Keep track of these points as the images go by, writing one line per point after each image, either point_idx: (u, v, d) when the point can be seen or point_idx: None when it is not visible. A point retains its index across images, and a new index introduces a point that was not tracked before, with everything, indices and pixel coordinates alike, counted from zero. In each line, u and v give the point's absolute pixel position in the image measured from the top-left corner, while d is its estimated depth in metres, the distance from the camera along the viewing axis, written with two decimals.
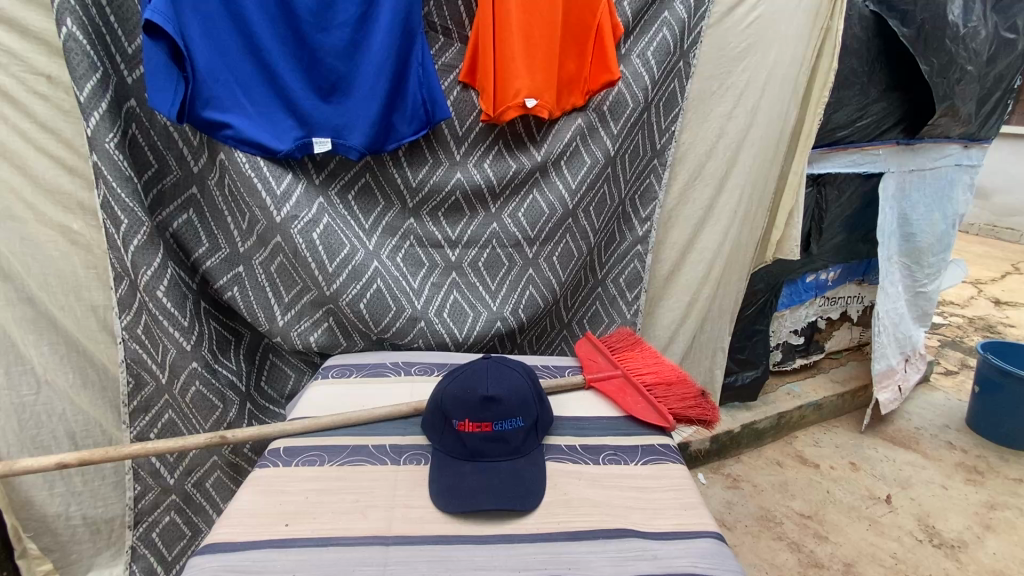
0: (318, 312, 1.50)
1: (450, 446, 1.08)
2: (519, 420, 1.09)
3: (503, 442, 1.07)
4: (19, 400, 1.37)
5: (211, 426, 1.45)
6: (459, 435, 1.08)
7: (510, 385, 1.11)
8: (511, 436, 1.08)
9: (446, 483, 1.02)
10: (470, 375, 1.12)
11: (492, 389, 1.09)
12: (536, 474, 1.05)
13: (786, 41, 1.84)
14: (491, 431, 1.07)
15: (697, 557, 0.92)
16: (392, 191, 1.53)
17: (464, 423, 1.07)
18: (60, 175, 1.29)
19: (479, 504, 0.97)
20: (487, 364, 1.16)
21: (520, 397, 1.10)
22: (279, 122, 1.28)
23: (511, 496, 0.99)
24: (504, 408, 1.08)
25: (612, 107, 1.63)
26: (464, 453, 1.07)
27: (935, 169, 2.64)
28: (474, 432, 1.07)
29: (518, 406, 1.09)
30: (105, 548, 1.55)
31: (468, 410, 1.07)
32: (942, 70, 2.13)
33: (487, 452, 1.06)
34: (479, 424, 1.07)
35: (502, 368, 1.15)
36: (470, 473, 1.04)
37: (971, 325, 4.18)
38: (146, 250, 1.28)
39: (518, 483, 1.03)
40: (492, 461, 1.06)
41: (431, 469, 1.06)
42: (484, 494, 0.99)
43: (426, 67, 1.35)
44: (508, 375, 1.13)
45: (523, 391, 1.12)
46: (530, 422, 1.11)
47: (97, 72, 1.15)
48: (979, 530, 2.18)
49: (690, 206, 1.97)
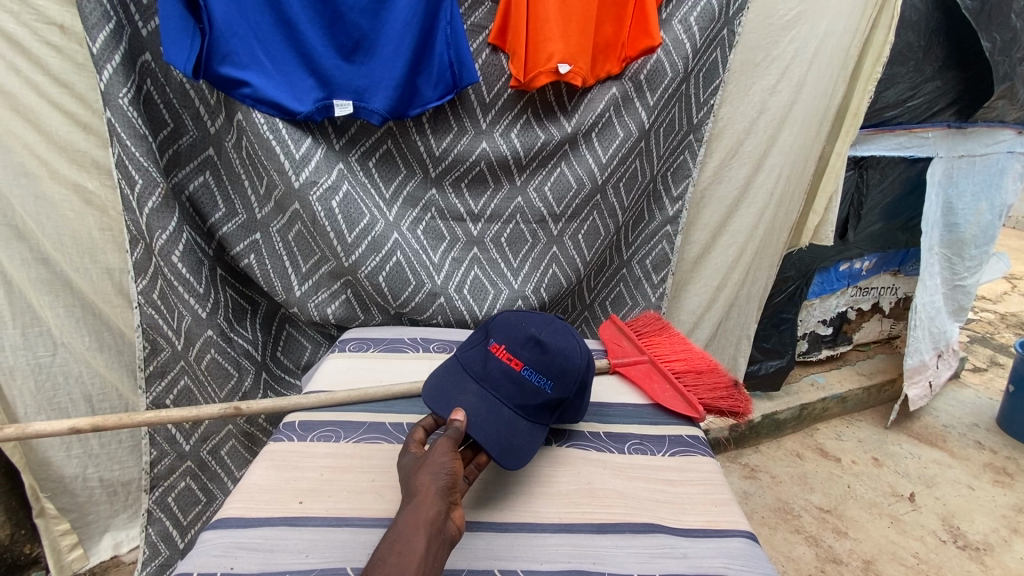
0: (336, 284, 1.46)
1: (471, 362, 1.03)
2: (548, 384, 1.00)
3: (518, 390, 0.99)
4: (36, 361, 1.36)
5: (226, 396, 1.43)
6: (486, 354, 1.02)
7: (566, 347, 1.03)
8: (530, 391, 0.99)
9: (444, 394, 0.98)
10: (533, 315, 1.06)
11: (546, 336, 1.02)
12: (525, 442, 0.96)
13: (840, 8, 1.70)
14: (516, 371, 0.99)
15: (730, 557, 0.86)
16: (414, 160, 1.47)
17: (497, 346, 1.02)
18: (74, 132, 1.24)
19: (467, 427, 0.92)
20: (560, 319, 1.10)
21: (567, 366, 1.02)
22: (299, 82, 1.21)
23: (495, 441, 0.93)
24: (543, 361, 1.00)
25: (650, 75, 1.53)
26: (477, 375, 1.01)
27: (986, 155, 2.47)
28: (501, 362, 1.00)
29: (558, 372, 1.01)
30: (122, 510, 1.59)
31: (512, 341, 1.01)
32: (1004, 47, 2.00)
33: (498, 387, 0.99)
34: (512, 357, 1.00)
35: (569, 329, 1.08)
36: (470, 394, 0.98)
37: (1003, 321, 4.02)
38: (161, 213, 1.23)
39: (506, 435, 0.94)
40: (496, 397, 0.98)
41: (434, 377, 1.03)
42: (473, 421, 0.93)
43: (455, 27, 1.26)
44: (573, 339, 1.06)
45: (573, 362, 1.03)
46: (558, 396, 1.01)
47: (110, 21, 1.09)
48: (1006, 533, 2.11)
49: (725, 185, 1.87)
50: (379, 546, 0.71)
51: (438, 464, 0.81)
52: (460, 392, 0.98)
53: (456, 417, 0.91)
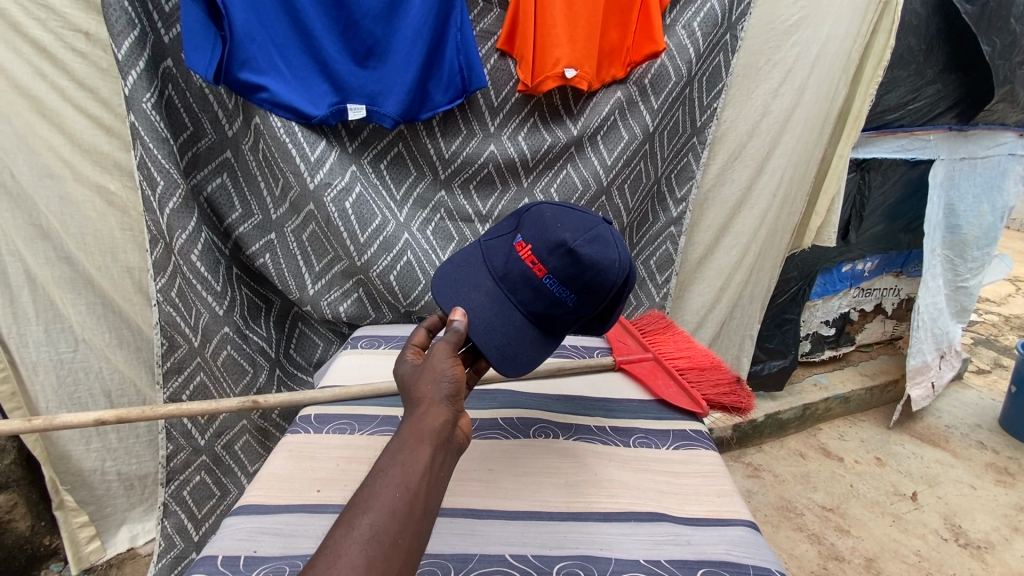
0: (348, 283, 1.50)
1: (495, 258, 1.04)
2: (568, 296, 0.98)
3: (534, 295, 0.98)
4: (58, 356, 1.41)
5: (242, 390, 1.48)
6: (511, 252, 1.02)
7: (599, 261, 0.98)
8: (547, 298, 0.98)
9: (461, 286, 1.01)
10: (573, 221, 1.01)
11: (578, 246, 0.97)
12: (529, 350, 0.98)
13: (841, 14, 1.73)
14: (536, 278, 0.98)
15: (731, 544, 0.89)
16: (424, 162, 1.51)
17: (524, 247, 1.00)
18: (97, 135, 1.29)
19: (468, 328, 0.92)
20: (606, 228, 1.03)
21: (597, 282, 0.98)
22: (314, 87, 1.26)
23: (495, 346, 0.95)
24: (567, 273, 0.97)
25: (654, 80, 1.56)
26: (498, 272, 1.01)
27: (987, 158, 2.50)
28: (524, 264, 0.99)
29: (583, 287, 0.98)
30: (138, 504, 1.63)
31: (540, 246, 0.99)
32: (1004, 51, 2.03)
33: (516, 289, 0.99)
34: (536, 262, 0.99)
35: (612, 241, 1.02)
36: (484, 292, 1.00)
37: (1006, 324, 4.03)
38: (181, 213, 1.27)
39: (510, 341, 0.96)
40: (510, 297, 0.99)
41: (453, 268, 1.05)
42: (476, 320, 0.96)
43: (465, 32, 1.30)
44: (612, 253, 1.00)
45: (602, 279, 0.98)
46: (576, 309, 0.99)
47: (135, 29, 1.13)
48: (1007, 532, 2.13)
49: (728, 186, 1.90)
50: (380, 452, 0.66)
51: (441, 372, 0.76)
52: (475, 287, 1.00)
53: (455, 318, 0.89)
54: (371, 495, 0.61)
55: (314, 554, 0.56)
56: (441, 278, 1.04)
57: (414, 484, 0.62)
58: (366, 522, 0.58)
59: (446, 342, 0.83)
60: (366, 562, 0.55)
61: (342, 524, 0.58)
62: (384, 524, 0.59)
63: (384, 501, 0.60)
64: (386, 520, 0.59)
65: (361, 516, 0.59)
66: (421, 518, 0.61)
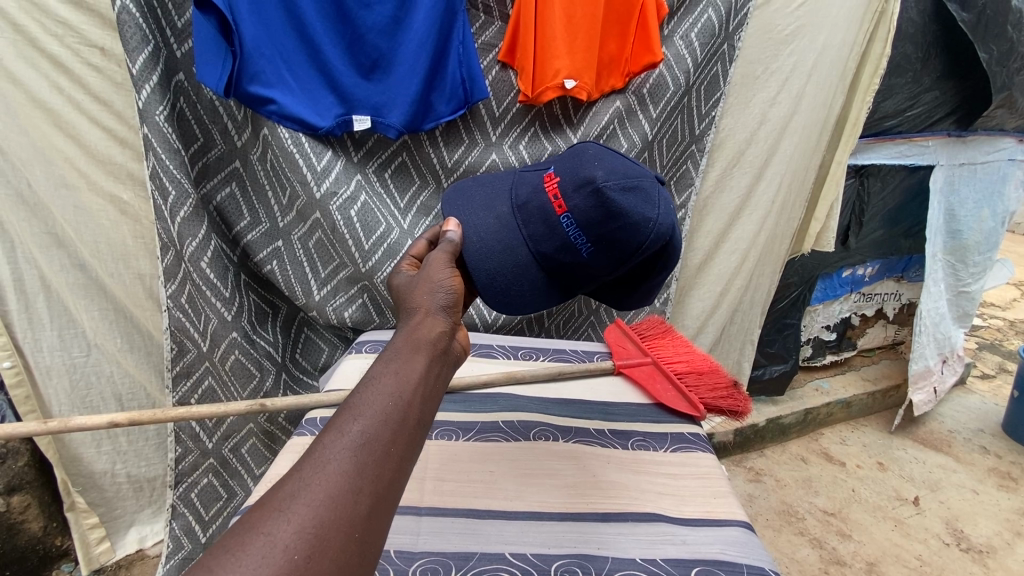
0: (353, 289, 1.53)
1: (521, 191, 1.10)
2: (579, 240, 1.02)
3: (547, 230, 1.03)
4: (71, 361, 1.45)
5: (249, 394, 1.52)
6: (538, 185, 1.08)
7: (625, 213, 1.00)
8: (558, 236, 1.03)
9: (480, 205, 1.10)
10: (612, 171, 1.03)
11: (606, 194, 1.00)
12: (520, 284, 1.04)
13: (837, 23, 1.76)
14: (554, 214, 1.03)
15: (726, 544, 0.91)
16: (427, 171, 1.54)
17: (553, 182, 1.06)
18: (111, 146, 1.33)
19: (463, 242, 1.03)
20: (647, 184, 1.05)
21: (614, 234, 1.01)
22: (321, 98, 1.29)
23: (486, 271, 1.03)
24: (585, 217, 1.00)
25: (652, 89, 1.59)
26: (518, 202, 1.08)
27: (986, 163, 2.51)
28: (547, 200, 1.04)
29: (598, 235, 1.01)
30: (146, 506, 1.66)
31: (567, 186, 1.03)
32: (1000, 59, 2.05)
33: (532, 220, 1.05)
34: (559, 198, 1.03)
35: (648, 198, 1.03)
36: (499, 216, 1.07)
37: (1011, 329, 4.03)
38: (191, 221, 1.31)
39: (505, 270, 1.03)
40: (522, 226, 1.05)
41: (476, 190, 1.14)
42: (478, 238, 1.04)
43: (467, 46, 1.34)
44: (642, 209, 1.01)
45: (621, 233, 1.01)
46: (584, 255, 1.03)
47: (149, 44, 1.17)
48: (1009, 537, 2.13)
49: (727, 193, 1.93)
50: (374, 361, 0.67)
51: (437, 285, 0.81)
52: (491, 209, 1.08)
53: (449, 227, 1.02)
54: (363, 402, 0.61)
55: (301, 458, 0.56)
56: (460, 195, 1.13)
57: (407, 393, 0.63)
58: (357, 428, 0.58)
59: (442, 262, 0.87)
60: (356, 467, 0.55)
61: (331, 430, 0.58)
62: (375, 432, 0.58)
63: (376, 408, 0.60)
64: (378, 426, 0.59)
65: (351, 422, 0.58)
66: (413, 429, 0.62)
